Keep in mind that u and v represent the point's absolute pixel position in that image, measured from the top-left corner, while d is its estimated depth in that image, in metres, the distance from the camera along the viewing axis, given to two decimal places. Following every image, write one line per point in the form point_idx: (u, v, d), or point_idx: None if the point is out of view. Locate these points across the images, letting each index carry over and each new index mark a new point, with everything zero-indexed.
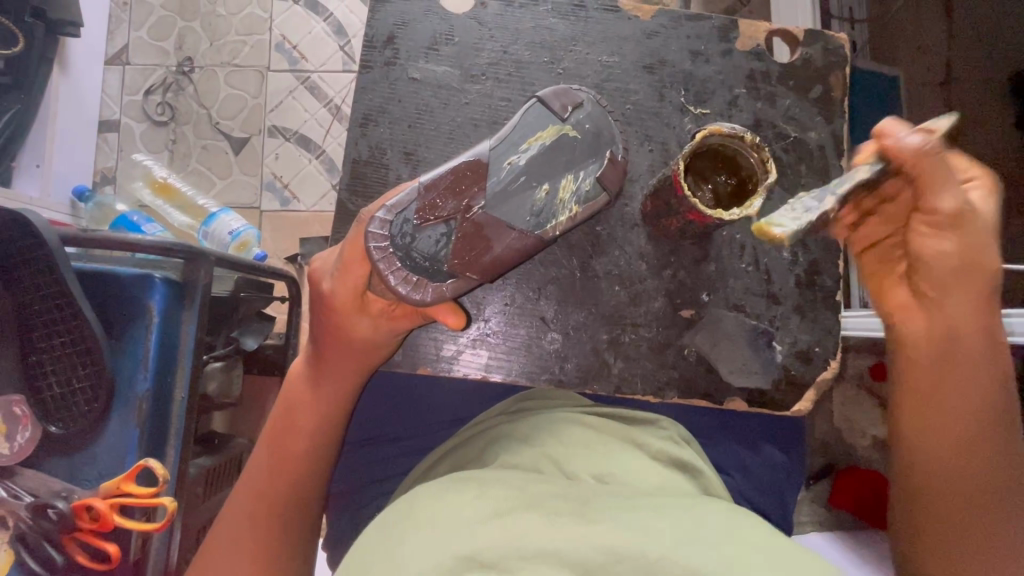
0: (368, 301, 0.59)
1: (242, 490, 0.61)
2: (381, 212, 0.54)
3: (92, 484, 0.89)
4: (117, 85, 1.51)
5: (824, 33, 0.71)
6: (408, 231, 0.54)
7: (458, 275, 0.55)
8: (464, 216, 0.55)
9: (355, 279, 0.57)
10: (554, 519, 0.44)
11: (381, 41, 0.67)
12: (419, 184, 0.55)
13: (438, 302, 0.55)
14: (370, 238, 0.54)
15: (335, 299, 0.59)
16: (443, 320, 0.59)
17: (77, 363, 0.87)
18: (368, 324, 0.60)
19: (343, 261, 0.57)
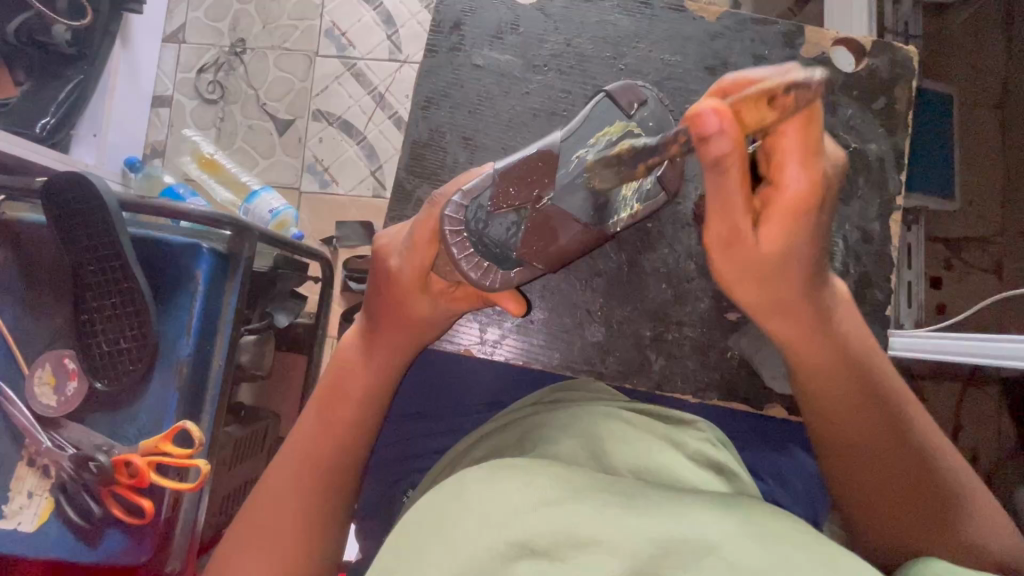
0: (430, 282, 0.61)
1: (287, 456, 0.62)
2: (457, 197, 0.56)
3: (131, 441, 0.92)
4: (173, 62, 1.57)
5: (892, 45, 0.70)
6: (481, 217, 0.56)
7: (524, 264, 0.57)
8: (535, 206, 0.55)
9: (422, 258, 0.59)
10: (601, 511, 0.45)
11: (447, 27, 0.69)
12: (494, 170, 0.56)
13: (504, 289, 0.57)
14: (446, 222, 0.56)
15: (401, 277, 0.60)
16: (504, 307, 0.60)
17: (126, 324, 0.90)
18: (427, 305, 0.61)
19: (413, 239, 0.58)
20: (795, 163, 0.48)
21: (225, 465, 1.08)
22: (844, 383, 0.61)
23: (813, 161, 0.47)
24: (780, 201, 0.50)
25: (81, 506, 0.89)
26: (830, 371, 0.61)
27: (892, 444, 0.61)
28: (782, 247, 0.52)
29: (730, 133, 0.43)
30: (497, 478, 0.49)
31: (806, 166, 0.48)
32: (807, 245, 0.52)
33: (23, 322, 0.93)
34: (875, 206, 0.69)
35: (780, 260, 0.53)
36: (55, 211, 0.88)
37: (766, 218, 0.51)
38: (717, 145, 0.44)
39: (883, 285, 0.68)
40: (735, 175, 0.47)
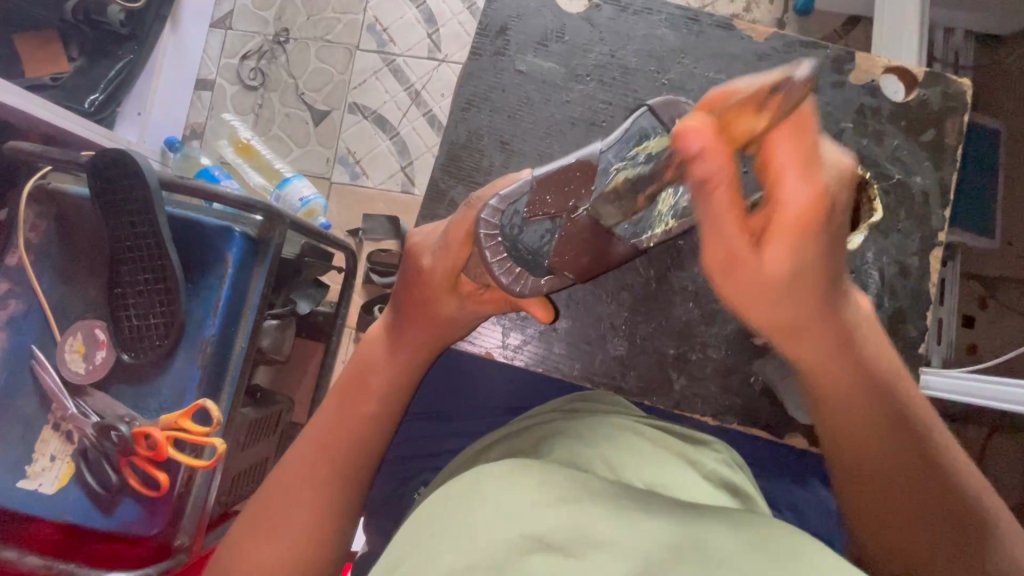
0: (459, 282, 0.61)
1: (306, 441, 0.63)
2: (493, 201, 0.55)
3: (151, 414, 0.94)
4: (218, 48, 1.61)
5: (944, 77, 0.68)
6: (517, 223, 0.56)
7: (555, 273, 0.56)
8: (569, 216, 0.55)
9: (454, 260, 0.59)
10: (612, 517, 0.45)
11: (494, 30, 0.69)
12: (533, 177, 0.56)
13: (532, 296, 0.56)
14: (482, 225, 0.55)
15: (432, 277, 0.60)
16: (530, 312, 0.60)
17: (156, 300, 0.93)
18: (454, 304, 0.62)
19: (447, 240, 0.58)
20: (791, 172, 0.44)
21: (237, 444, 1.10)
22: (867, 403, 0.58)
23: (812, 168, 0.43)
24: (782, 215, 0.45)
25: (101, 473, 0.92)
26: (849, 390, 0.58)
27: (918, 466, 0.59)
28: (790, 271, 0.48)
29: (714, 150, 0.41)
30: (511, 477, 0.50)
31: (802, 176, 0.44)
32: (824, 266, 0.48)
33: (59, 291, 0.96)
34: (916, 241, 0.67)
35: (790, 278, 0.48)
36: (98, 186, 0.90)
37: (770, 237, 0.47)
38: (702, 165, 0.41)
39: (919, 322, 0.66)
40: (726, 192, 0.43)
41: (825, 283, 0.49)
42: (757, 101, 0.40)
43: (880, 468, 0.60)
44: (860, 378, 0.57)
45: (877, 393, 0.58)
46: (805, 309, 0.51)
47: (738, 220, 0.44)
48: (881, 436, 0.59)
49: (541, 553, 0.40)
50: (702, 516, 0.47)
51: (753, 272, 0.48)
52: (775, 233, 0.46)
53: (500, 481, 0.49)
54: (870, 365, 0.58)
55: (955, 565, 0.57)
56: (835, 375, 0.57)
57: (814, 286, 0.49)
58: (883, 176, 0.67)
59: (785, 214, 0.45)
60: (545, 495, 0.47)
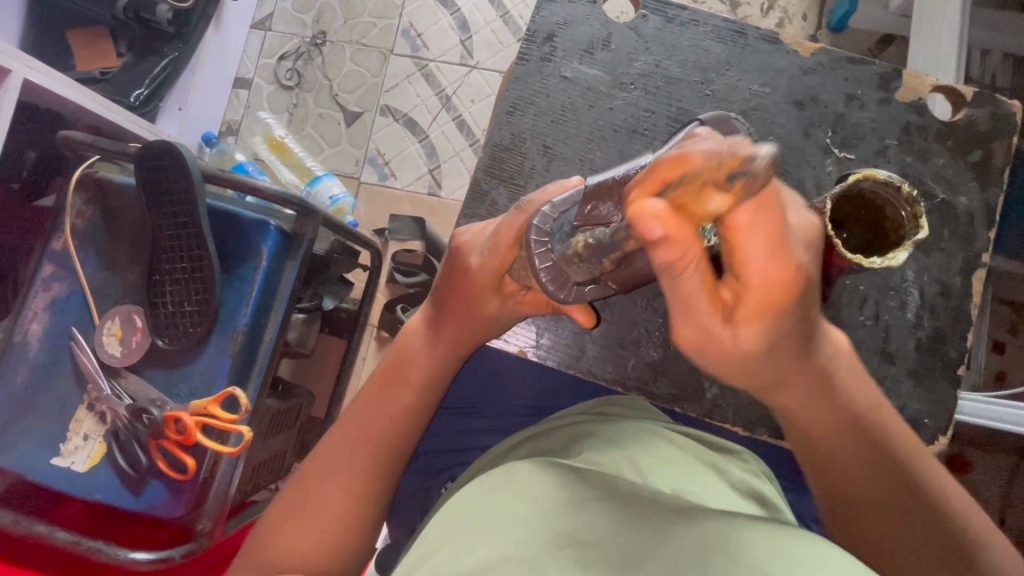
0: (503, 280, 0.61)
1: (339, 431, 0.64)
2: (545, 208, 0.54)
3: (181, 400, 0.96)
4: (257, 48, 1.65)
5: (992, 98, 0.67)
6: (567, 232, 0.54)
7: (602, 281, 0.54)
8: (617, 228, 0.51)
9: (501, 261, 0.58)
10: (645, 518, 0.46)
11: (542, 36, 0.70)
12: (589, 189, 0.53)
13: (575, 304, 0.53)
14: (533, 231, 0.53)
15: (478, 276, 0.60)
16: (572, 316, 0.58)
17: (192, 289, 0.95)
18: (497, 303, 0.62)
19: (495, 241, 0.58)
20: (757, 247, 0.41)
21: (261, 434, 1.12)
22: (847, 451, 0.59)
23: (782, 252, 0.41)
24: (746, 295, 0.44)
25: (131, 454, 0.94)
26: (832, 432, 0.59)
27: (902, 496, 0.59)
28: (760, 338, 0.48)
29: (680, 232, 0.40)
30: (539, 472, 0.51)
31: (774, 254, 0.41)
32: (791, 322, 0.48)
33: (101, 276, 0.99)
34: (959, 261, 0.66)
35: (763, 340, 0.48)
36: (144, 176, 0.93)
37: (738, 309, 0.46)
38: (664, 251, 0.41)
39: (958, 343, 0.65)
40: (695, 276, 0.44)
41: (789, 333, 0.49)
42: (714, 179, 0.37)
43: (872, 506, 0.60)
44: (834, 420, 0.59)
45: (857, 443, 0.59)
46: (773, 362, 0.51)
47: (705, 291, 0.45)
48: (872, 477, 0.60)
49: (571, 549, 0.43)
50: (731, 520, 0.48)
51: (728, 343, 0.48)
52: (744, 309, 0.46)
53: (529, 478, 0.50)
54: (851, 409, 0.59)
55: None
56: (805, 414, 0.58)
57: (788, 331, 0.49)
58: (927, 195, 0.67)
59: (748, 283, 0.43)
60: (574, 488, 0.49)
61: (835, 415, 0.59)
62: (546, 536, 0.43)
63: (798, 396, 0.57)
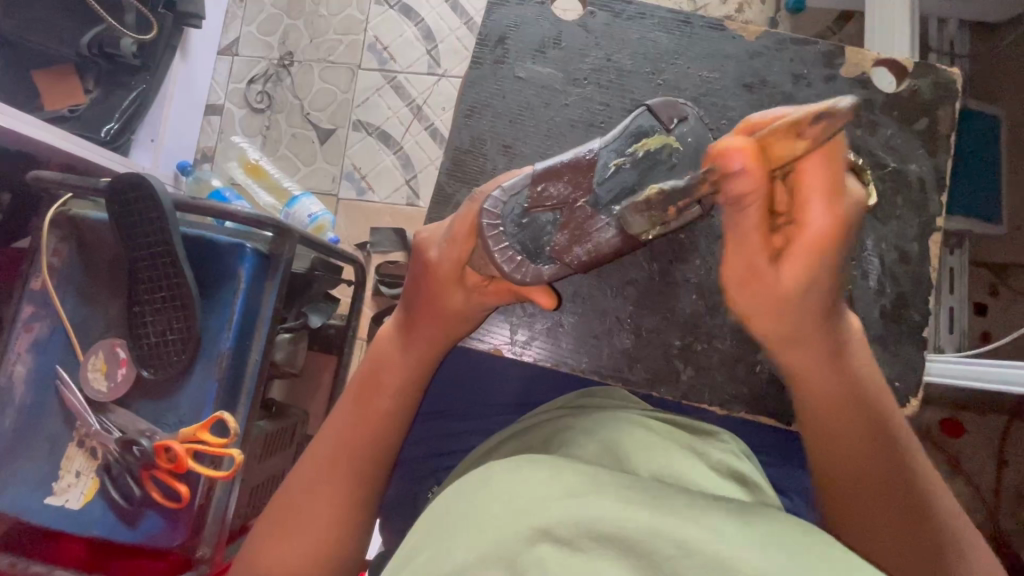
0: (465, 275, 0.62)
1: (320, 442, 0.64)
2: (495, 192, 0.57)
3: (170, 428, 0.96)
4: (226, 73, 1.66)
5: (934, 66, 0.69)
6: (519, 215, 0.57)
7: (556, 260, 0.56)
8: (571, 207, 0.56)
9: (459, 252, 0.59)
10: (629, 505, 0.46)
11: (493, 40, 0.71)
12: (536, 171, 0.57)
13: (534, 284, 0.57)
14: (484, 215, 0.56)
15: (440, 268, 0.61)
16: (534, 300, 0.60)
17: (174, 316, 0.96)
18: (461, 297, 0.62)
19: (452, 233, 0.59)
20: (818, 203, 0.47)
21: (255, 456, 1.12)
22: (855, 422, 0.60)
23: (837, 201, 0.47)
24: (802, 237, 0.49)
25: (124, 487, 0.94)
26: (841, 412, 0.60)
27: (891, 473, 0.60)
28: (802, 289, 0.52)
29: (754, 172, 0.44)
30: (523, 471, 0.52)
31: (829, 207, 0.47)
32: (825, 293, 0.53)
33: (82, 311, 1.00)
34: (915, 226, 0.67)
35: (804, 295, 0.53)
36: (116, 208, 0.94)
37: (789, 255, 0.51)
38: (738, 183, 0.45)
39: (922, 307, 0.67)
40: (757, 209, 0.48)
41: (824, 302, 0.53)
42: (800, 123, 0.42)
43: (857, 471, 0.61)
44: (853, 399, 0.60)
45: (862, 412, 0.60)
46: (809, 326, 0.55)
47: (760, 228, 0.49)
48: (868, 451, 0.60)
49: (547, 543, 0.43)
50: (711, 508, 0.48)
51: (770, 288, 0.52)
52: (792, 254, 0.51)
53: (512, 477, 0.51)
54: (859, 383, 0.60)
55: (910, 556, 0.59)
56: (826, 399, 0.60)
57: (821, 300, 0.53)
58: (879, 165, 0.68)
59: (806, 237, 0.49)
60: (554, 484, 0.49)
61: (851, 392, 0.60)
62: (525, 530, 0.43)
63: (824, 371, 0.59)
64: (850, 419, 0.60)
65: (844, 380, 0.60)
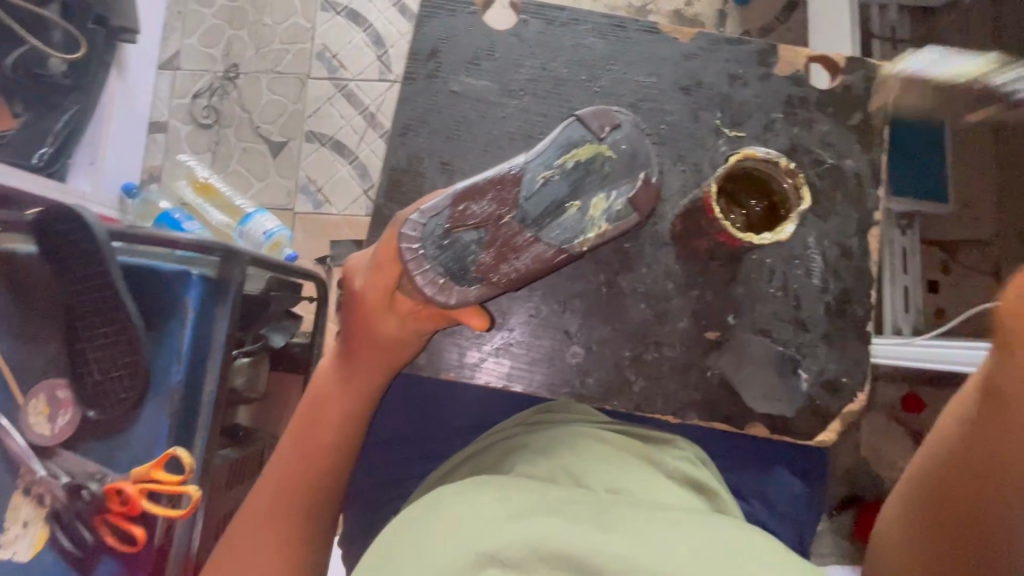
0: (396, 301, 0.60)
1: (266, 480, 0.63)
2: (415, 216, 0.55)
3: (123, 469, 0.93)
4: (168, 89, 1.59)
5: (865, 61, 0.70)
6: (440, 234, 0.55)
7: (482, 280, 0.55)
8: (496, 226, 0.55)
9: (386, 278, 0.58)
10: (571, 526, 0.48)
11: (425, 53, 0.69)
12: (457, 190, 0.56)
13: (462, 305, 0.56)
14: (403, 240, 0.55)
15: (367, 297, 0.60)
16: (466, 322, 0.59)
17: (117, 352, 0.91)
18: (394, 323, 0.61)
19: (376, 261, 0.58)
20: None
21: (219, 487, 1.09)
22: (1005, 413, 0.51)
23: None
24: None
25: (75, 534, 0.90)
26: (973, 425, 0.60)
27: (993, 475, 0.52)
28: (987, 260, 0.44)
29: None
30: (471, 495, 0.52)
31: None
32: None
33: (19, 353, 0.95)
34: (854, 221, 0.68)
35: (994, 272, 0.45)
36: (48, 244, 0.89)
37: None
38: None
39: (865, 301, 0.67)
40: None
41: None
42: None
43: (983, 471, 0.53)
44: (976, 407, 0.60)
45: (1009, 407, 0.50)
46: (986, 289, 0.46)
47: None
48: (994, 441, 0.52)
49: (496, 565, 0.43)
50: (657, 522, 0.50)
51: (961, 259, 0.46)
52: None
53: (461, 502, 0.51)
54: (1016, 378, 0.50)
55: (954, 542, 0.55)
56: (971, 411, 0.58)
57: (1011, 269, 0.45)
58: (816, 163, 0.68)
59: None
60: (502, 504, 0.50)
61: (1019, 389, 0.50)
62: (471, 556, 0.43)
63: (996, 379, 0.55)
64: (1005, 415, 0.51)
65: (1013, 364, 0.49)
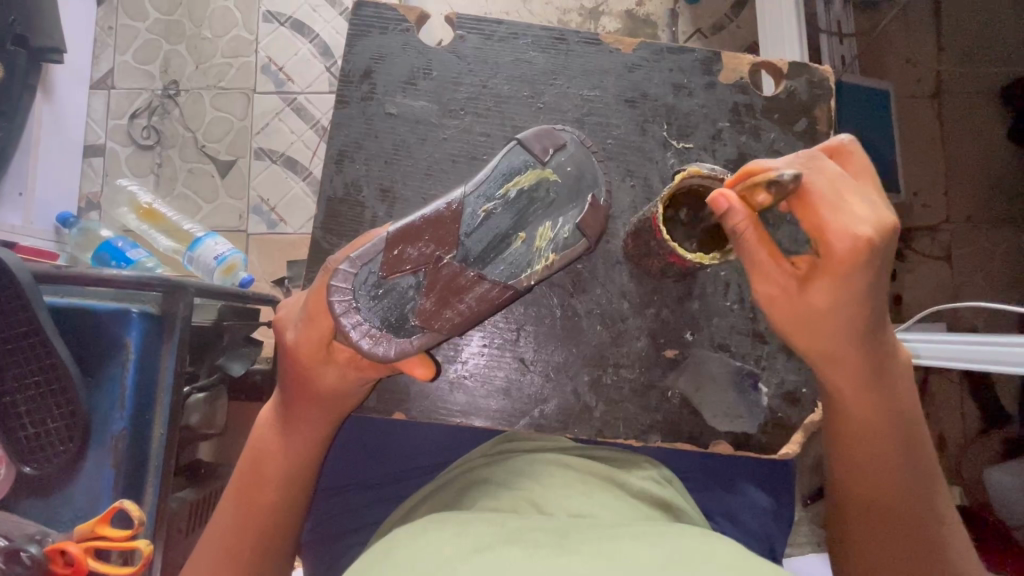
0: (334, 350, 0.57)
1: (207, 547, 0.59)
2: (345, 265, 0.52)
3: (67, 527, 0.87)
4: (102, 110, 1.50)
5: (807, 66, 0.69)
6: (375, 283, 0.53)
7: (424, 329, 0.53)
8: (435, 269, 0.53)
9: (319, 331, 0.55)
10: (533, 552, 0.45)
11: (358, 75, 0.66)
12: (387, 234, 0.52)
13: (402, 358, 0.53)
14: (334, 293, 0.52)
15: (301, 349, 0.57)
16: (412, 372, 0.56)
17: (51, 403, 0.85)
18: (335, 373, 0.58)
19: (308, 313, 0.55)
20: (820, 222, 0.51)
21: (178, 533, 1.03)
22: (879, 418, 0.60)
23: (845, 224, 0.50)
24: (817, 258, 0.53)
25: None
26: (881, 430, 0.61)
27: (880, 472, 0.62)
28: (832, 306, 0.53)
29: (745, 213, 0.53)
30: (425, 538, 0.49)
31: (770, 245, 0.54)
32: (862, 303, 0.53)
33: None
34: None
35: (834, 315, 0.54)
36: None
37: (820, 275, 0.53)
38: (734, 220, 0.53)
39: None
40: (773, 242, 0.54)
41: (861, 324, 0.54)
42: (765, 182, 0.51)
43: (876, 473, 0.62)
44: (892, 416, 0.61)
45: (885, 415, 0.60)
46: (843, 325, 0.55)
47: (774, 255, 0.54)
48: (877, 447, 0.61)
49: None
50: (623, 539, 0.48)
51: (803, 305, 0.55)
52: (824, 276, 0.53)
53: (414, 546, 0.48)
54: (883, 384, 0.59)
55: (883, 538, 0.62)
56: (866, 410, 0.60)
57: (855, 307, 0.53)
58: None
59: (832, 259, 0.51)
60: (466, 545, 0.47)
61: (884, 401, 0.60)
62: None
63: (859, 379, 0.58)
64: (885, 423, 0.61)
65: (875, 371, 0.58)
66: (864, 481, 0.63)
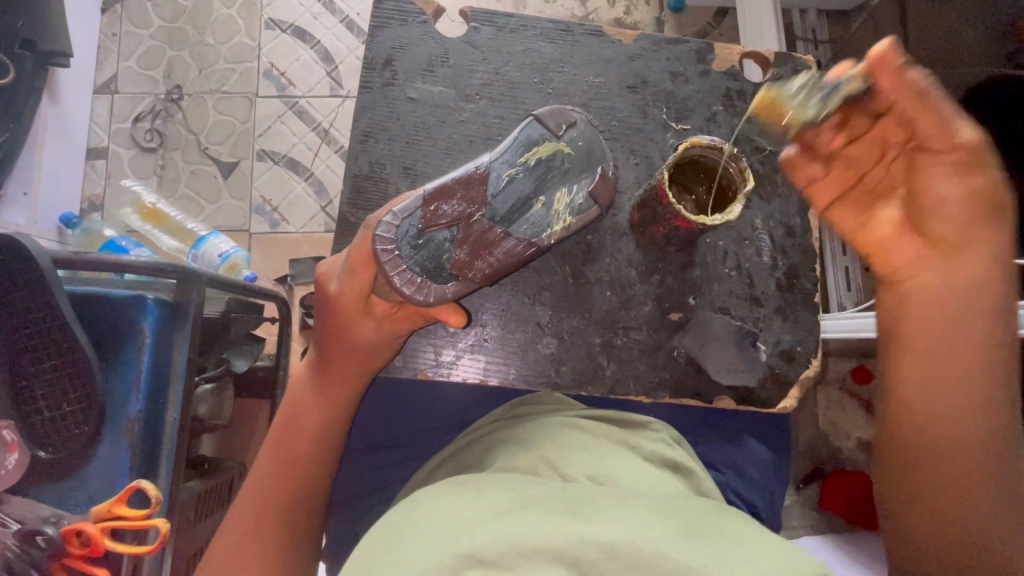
0: (372, 304, 0.64)
1: (250, 493, 0.66)
2: (387, 218, 0.57)
3: (81, 509, 0.88)
4: (106, 113, 1.53)
5: (792, 55, 0.76)
6: (414, 235, 0.58)
7: (458, 277, 0.58)
8: (468, 224, 0.58)
9: (359, 282, 0.62)
10: (552, 519, 0.48)
11: (380, 62, 0.70)
12: (426, 191, 0.58)
13: (440, 303, 0.58)
14: (378, 242, 0.57)
15: (342, 301, 0.64)
16: (444, 320, 0.62)
17: (67, 387, 0.86)
18: (371, 326, 0.65)
19: (350, 265, 0.61)
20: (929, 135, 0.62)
21: (187, 522, 1.03)
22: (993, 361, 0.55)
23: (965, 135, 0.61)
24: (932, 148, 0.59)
25: None
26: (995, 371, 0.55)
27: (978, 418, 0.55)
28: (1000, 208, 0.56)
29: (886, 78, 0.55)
30: (447, 500, 0.52)
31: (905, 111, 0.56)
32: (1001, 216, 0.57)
33: None
34: (795, 202, 0.74)
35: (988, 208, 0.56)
36: None
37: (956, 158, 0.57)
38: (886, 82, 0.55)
39: (810, 274, 0.73)
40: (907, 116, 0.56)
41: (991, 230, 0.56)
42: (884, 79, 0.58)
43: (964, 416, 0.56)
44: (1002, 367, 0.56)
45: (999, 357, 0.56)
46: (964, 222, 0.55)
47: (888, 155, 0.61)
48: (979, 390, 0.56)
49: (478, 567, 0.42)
50: (637, 508, 0.51)
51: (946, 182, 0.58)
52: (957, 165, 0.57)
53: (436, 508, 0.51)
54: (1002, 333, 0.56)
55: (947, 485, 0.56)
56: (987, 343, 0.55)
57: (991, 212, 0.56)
58: (757, 149, 0.74)
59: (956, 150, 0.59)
60: (487, 508, 0.50)
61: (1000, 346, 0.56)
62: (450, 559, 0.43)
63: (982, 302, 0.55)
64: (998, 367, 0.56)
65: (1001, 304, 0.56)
66: (952, 423, 0.56)
